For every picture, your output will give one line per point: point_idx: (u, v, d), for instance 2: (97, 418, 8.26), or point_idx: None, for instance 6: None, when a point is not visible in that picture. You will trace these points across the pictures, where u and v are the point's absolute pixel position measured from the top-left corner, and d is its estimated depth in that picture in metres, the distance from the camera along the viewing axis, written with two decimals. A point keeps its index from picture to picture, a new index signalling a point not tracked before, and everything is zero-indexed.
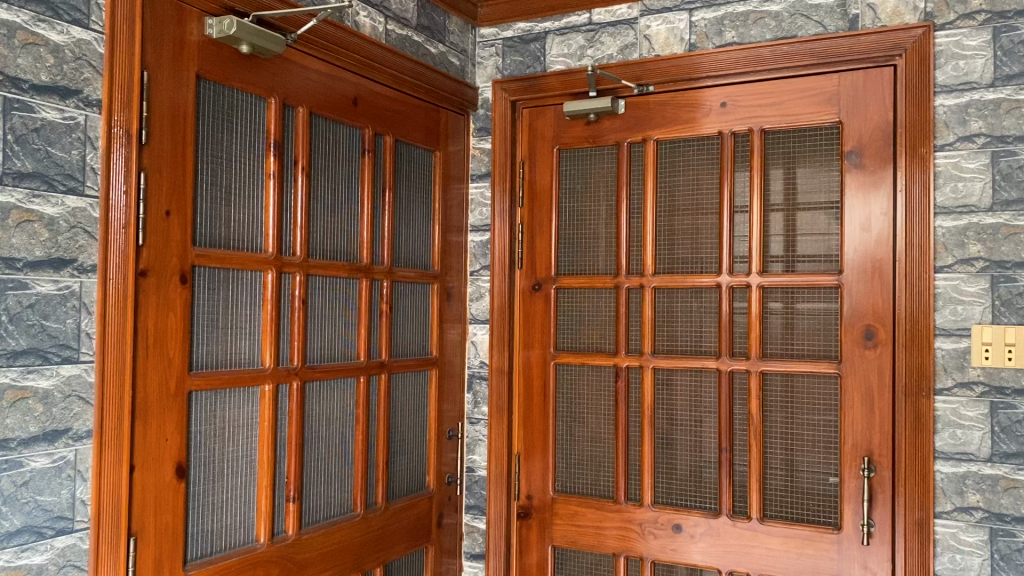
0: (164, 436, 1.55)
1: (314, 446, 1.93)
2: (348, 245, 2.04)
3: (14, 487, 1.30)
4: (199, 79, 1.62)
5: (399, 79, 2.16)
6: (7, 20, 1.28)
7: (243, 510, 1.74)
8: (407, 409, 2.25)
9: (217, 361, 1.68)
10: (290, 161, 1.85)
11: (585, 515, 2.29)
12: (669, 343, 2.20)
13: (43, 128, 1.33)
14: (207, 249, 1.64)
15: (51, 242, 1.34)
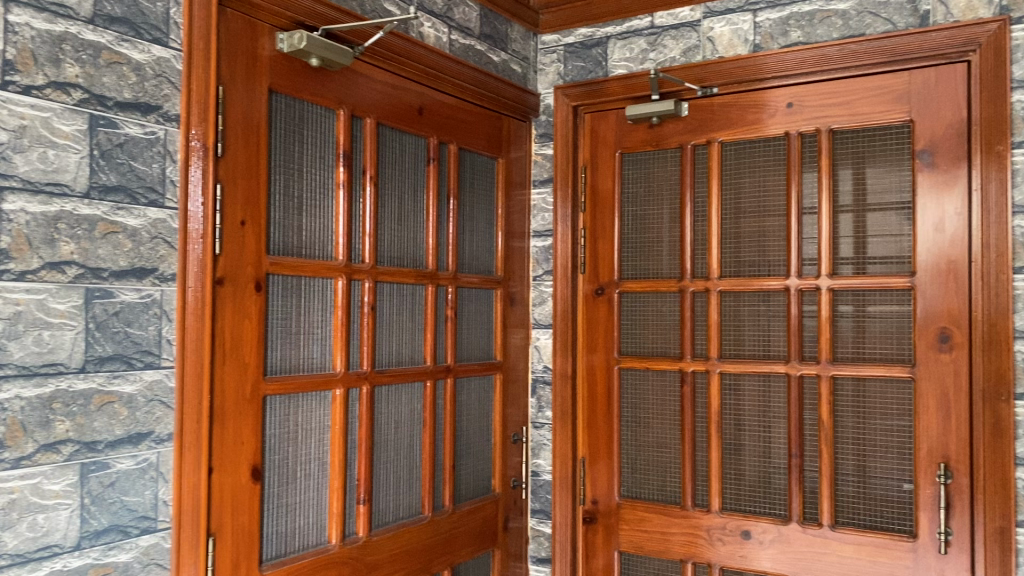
0: (241, 440, 1.60)
1: (383, 449, 1.96)
2: (414, 250, 2.07)
3: (102, 487, 1.35)
4: (271, 92, 1.67)
5: (462, 88, 2.19)
6: (93, 41, 1.34)
7: (316, 512, 1.78)
8: (473, 413, 2.27)
9: (290, 366, 1.72)
10: (358, 171, 1.90)
11: (651, 520, 2.28)
12: (736, 348, 2.18)
13: (126, 143, 1.39)
14: (280, 257, 1.69)
15: (134, 253, 1.39)
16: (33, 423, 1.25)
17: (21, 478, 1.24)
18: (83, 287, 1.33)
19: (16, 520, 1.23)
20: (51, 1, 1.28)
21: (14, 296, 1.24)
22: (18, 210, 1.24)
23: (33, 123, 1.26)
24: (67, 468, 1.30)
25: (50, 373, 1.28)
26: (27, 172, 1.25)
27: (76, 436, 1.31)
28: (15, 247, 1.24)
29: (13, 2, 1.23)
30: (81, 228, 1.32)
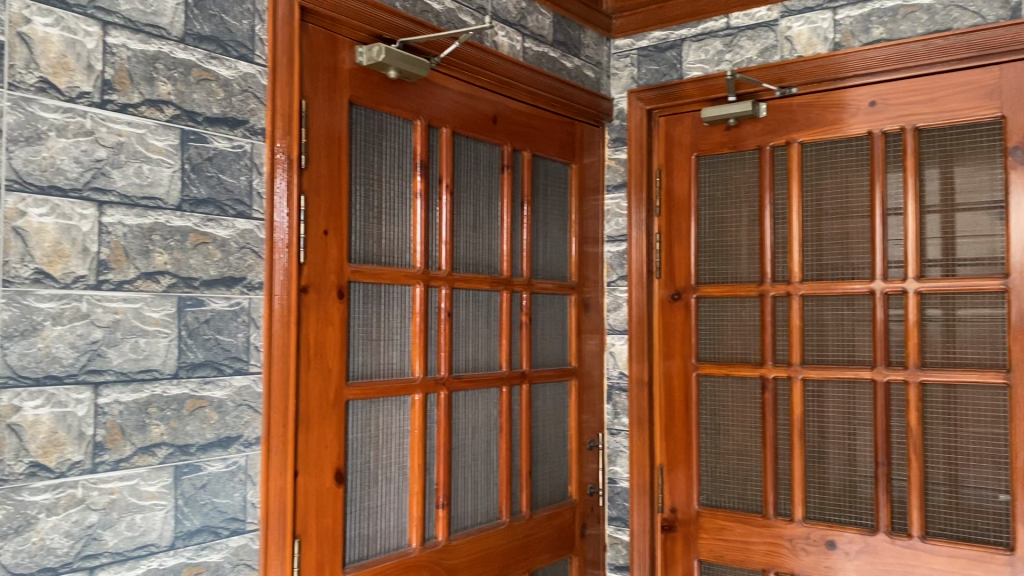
0: (324, 444, 1.63)
1: (462, 454, 1.98)
2: (489, 257, 2.09)
3: (194, 489, 1.40)
4: (352, 105, 1.72)
5: (535, 95, 2.20)
6: (184, 59, 1.39)
7: (397, 516, 1.81)
8: (549, 419, 2.28)
9: (371, 372, 1.76)
10: (434, 180, 1.93)
11: (732, 529, 2.24)
12: (819, 353, 2.13)
13: (215, 157, 1.44)
14: (361, 265, 1.73)
15: (224, 262, 1.44)
16: (130, 426, 1.31)
17: (120, 479, 1.29)
18: (176, 296, 1.38)
19: (116, 519, 1.29)
20: (145, 22, 1.34)
21: (113, 305, 1.29)
22: (116, 223, 1.30)
23: (129, 140, 1.32)
24: (162, 470, 1.35)
25: (146, 379, 1.33)
26: (124, 186, 1.31)
27: (169, 440, 1.36)
28: (113, 258, 1.29)
29: (111, 24, 1.30)
30: (174, 239, 1.37)
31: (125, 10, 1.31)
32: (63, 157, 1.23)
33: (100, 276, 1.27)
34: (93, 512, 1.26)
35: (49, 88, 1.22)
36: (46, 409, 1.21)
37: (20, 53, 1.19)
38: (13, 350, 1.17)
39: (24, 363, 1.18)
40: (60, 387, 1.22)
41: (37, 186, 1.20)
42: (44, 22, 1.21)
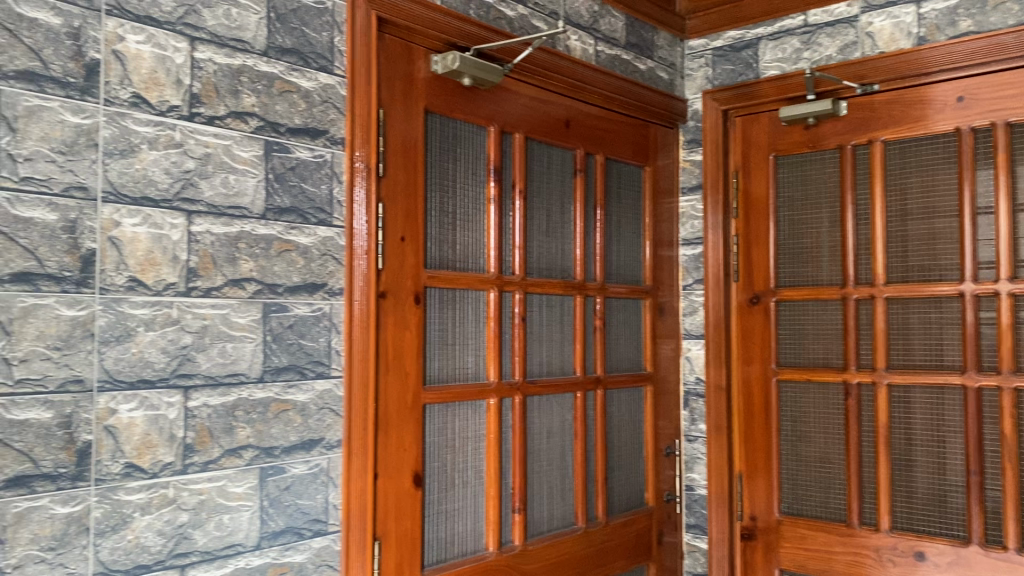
0: (403, 447, 1.66)
1: (537, 459, 1.98)
2: (562, 262, 2.09)
3: (279, 490, 1.43)
4: (427, 113, 1.74)
5: (608, 98, 2.19)
6: (267, 72, 1.43)
7: (473, 519, 1.82)
8: (624, 425, 2.26)
9: (447, 376, 1.77)
10: (508, 185, 1.94)
11: (815, 538, 2.18)
12: (905, 357, 2.06)
13: (297, 166, 1.47)
14: (437, 271, 1.75)
15: (306, 269, 1.48)
16: (218, 429, 1.35)
17: (209, 480, 1.33)
18: (261, 302, 1.42)
19: (205, 519, 1.33)
20: (231, 37, 1.39)
21: (202, 311, 1.33)
22: (204, 232, 1.34)
23: (216, 151, 1.36)
24: (248, 471, 1.39)
25: (233, 383, 1.37)
26: (212, 197, 1.35)
27: (255, 442, 1.40)
28: (202, 266, 1.34)
29: (198, 39, 1.34)
30: (259, 247, 1.41)
31: (211, 26, 1.36)
32: (154, 168, 1.28)
33: (190, 283, 1.32)
34: (184, 512, 1.30)
35: (141, 103, 1.27)
36: (140, 412, 1.25)
37: (115, 70, 1.24)
38: (109, 355, 1.22)
39: (120, 367, 1.23)
40: (152, 391, 1.27)
41: (131, 197, 1.25)
42: (136, 40, 1.27)
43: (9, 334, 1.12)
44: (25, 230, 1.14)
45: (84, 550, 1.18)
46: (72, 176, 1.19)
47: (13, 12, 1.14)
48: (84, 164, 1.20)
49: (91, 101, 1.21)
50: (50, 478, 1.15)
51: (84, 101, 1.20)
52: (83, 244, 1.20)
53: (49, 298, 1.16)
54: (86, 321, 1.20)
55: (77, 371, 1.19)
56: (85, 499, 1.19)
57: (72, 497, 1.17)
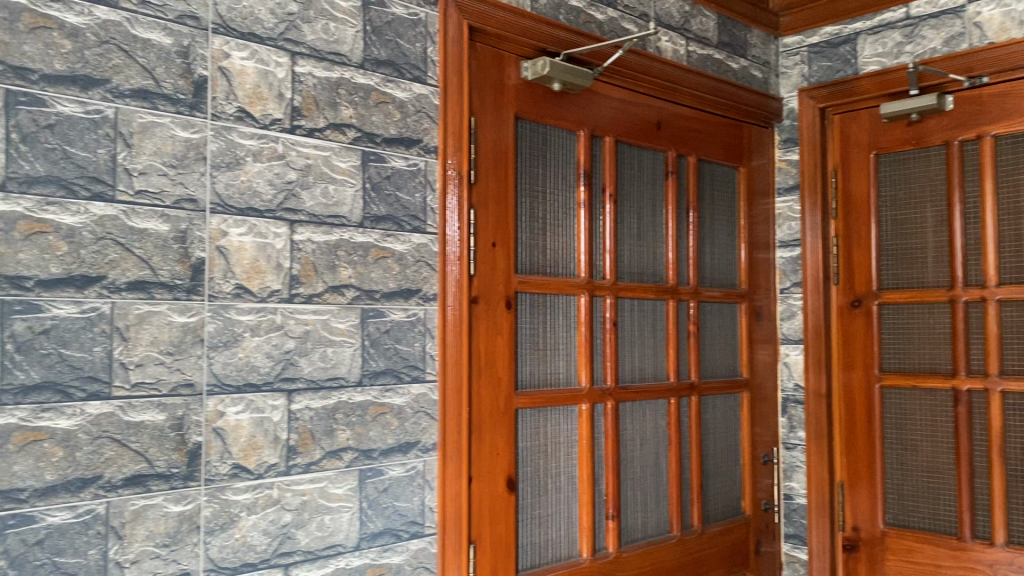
0: (496, 451, 1.67)
1: (630, 465, 1.97)
2: (654, 265, 2.07)
3: (377, 492, 1.46)
4: (517, 119, 1.75)
5: (700, 98, 2.16)
6: (363, 84, 1.47)
7: (567, 525, 1.81)
8: (719, 431, 2.22)
9: (539, 381, 1.77)
10: (598, 189, 1.93)
11: (923, 552, 2.09)
12: (1021, 362, 1.96)
13: (393, 175, 1.50)
14: (527, 275, 1.76)
15: (401, 275, 1.51)
16: (319, 431, 1.39)
17: (311, 482, 1.37)
18: (359, 308, 1.45)
19: (308, 520, 1.37)
20: (329, 50, 1.43)
21: (304, 317, 1.38)
22: (306, 240, 1.38)
23: (317, 162, 1.40)
24: (348, 473, 1.42)
25: (333, 387, 1.41)
26: (313, 207, 1.39)
27: (355, 444, 1.43)
28: (304, 273, 1.38)
29: (298, 54, 1.39)
30: (357, 254, 1.45)
31: (311, 40, 1.40)
32: (259, 179, 1.33)
33: (293, 290, 1.36)
34: (288, 512, 1.34)
35: (246, 117, 1.32)
36: (246, 415, 1.30)
37: (221, 86, 1.29)
38: (217, 359, 1.27)
39: (227, 371, 1.28)
40: (258, 394, 1.32)
41: (236, 208, 1.30)
42: (241, 56, 1.32)
43: (126, 339, 1.18)
44: (141, 241, 1.20)
45: (195, 547, 1.23)
46: (183, 189, 1.24)
47: (129, 34, 1.20)
48: (194, 176, 1.26)
49: (199, 116, 1.27)
50: (163, 477, 1.21)
51: (193, 116, 1.26)
52: (193, 254, 1.25)
53: (162, 305, 1.22)
54: (196, 327, 1.25)
55: (188, 375, 1.24)
56: (195, 498, 1.24)
57: (184, 496, 1.23)
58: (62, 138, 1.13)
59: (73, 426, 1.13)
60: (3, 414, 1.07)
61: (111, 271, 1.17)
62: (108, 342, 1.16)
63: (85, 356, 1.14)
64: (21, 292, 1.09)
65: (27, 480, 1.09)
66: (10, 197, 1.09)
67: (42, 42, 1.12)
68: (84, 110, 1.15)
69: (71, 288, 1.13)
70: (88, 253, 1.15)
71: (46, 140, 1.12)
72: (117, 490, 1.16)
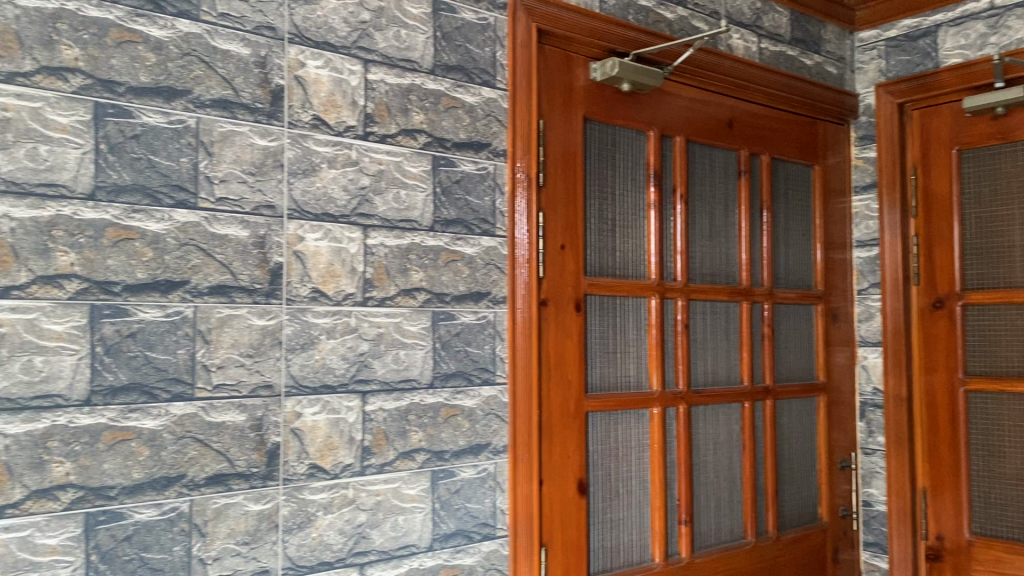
0: (567, 455, 1.67)
1: (703, 470, 1.94)
2: (726, 267, 2.03)
3: (449, 494, 1.47)
4: (586, 121, 1.75)
5: (773, 96, 2.12)
6: (434, 90, 1.49)
7: (639, 530, 1.80)
8: (795, 436, 2.17)
9: (609, 384, 1.77)
10: (669, 190, 1.91)
11: (1012, 563, 2.00)
12: None
13: (463, 179, 1.51)
14: (597, 278, 1.75)
15: (471, 278, 1.52)
16: (393, 432, 1.40)
17: (385, 482, 1.39)
18: (431, 311, 1.46)
19: (382, 520, 1.38)
20: (401, 57, 1.45)
21: (378, 320, 1.40)
22: (379, 245, 1.40)
23: (389, 167, 1.42)
24: (421, 474, 1.44)
25: (406, 388, 1.43)
26: (385, 211, 1.41)
27: (427, 446, 1.45)
28: (377, 277, 1.40)
29: (371, 62, 1.41)
30: (429, 257, 1.46)
31: (383, 48, 1.43)
32: (334, 186, 1.35)
33: (366, 294, 1.38)
34: (363, 512, 1.36)
35: (321, 124, 1.35)
36: (323, 416, 1.33)
37: (297, 94, 1.32)
38: (295, 361, 1.30)
39: (305, 373, 1.31)
40: (334, 396, 1.34)
41: (312, 214, 1.33)
42: (316, 65, 1.35)
43: (208, 342, 1.22)
44: (222, 246, 1.23)
45: (274, 545, 1.26)
46: (262, 196, 1.28)
47: (209, 45, 1.23)
48: (272, 184, 1.29)
49: (276, 124, 1.30)
50: (243, 476, 1.24)
51: (271, 125, 1.29)
52: (272, 258, 1.28)
53: (242, 308, 1.25)
54: (274, 330, 1.28)
55: (267, 377, 1.27)
56: (274, 497, 1.27)
57: (264, 495, 1.26)
58: (147, 148, 1.18)
59: (158, 426, 1.16)
60: (94, 415, 1.12)
61: (194, 276, 1.21)
62: (191, 344, 1.20)
63: (170, 358, 1.18)
64: (109, 297, 1.14)
65: (116, 478, 1.13)
66: (99, 206, 1.13)
67: (128, 56, 1.16)
68: (168, 120, 1.19)
69: (156, 293, 1.17)
70: (172, 259, 1.19)
71: (133, 150, 1.16)
72: (199, 489, 1.20)
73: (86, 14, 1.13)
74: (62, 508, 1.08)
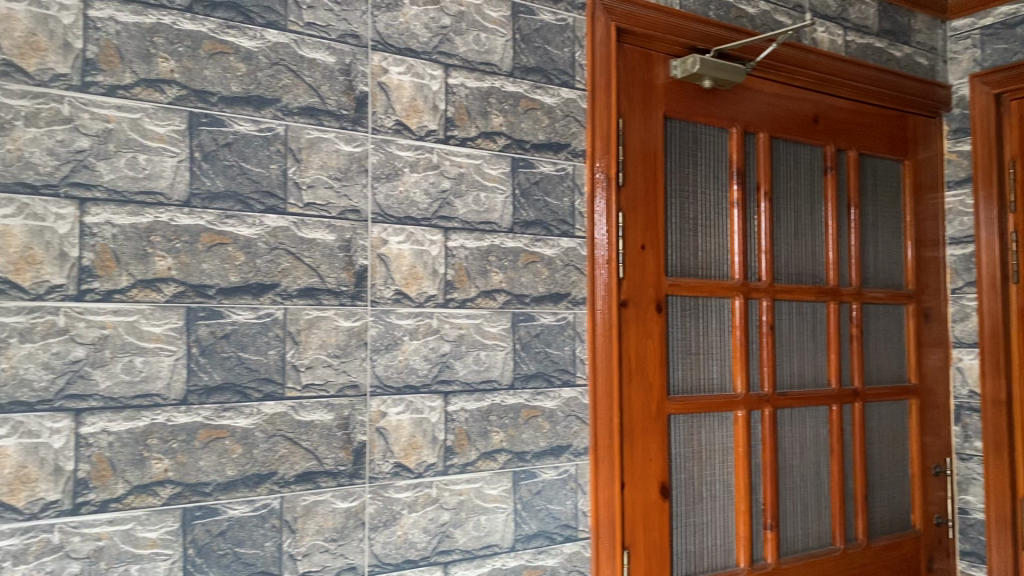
0: (649, 457, 1.65)
1: (789, 474, 1.89)
2: (813, 266, 1.98)
3: (531, 495, 1.47)
4: (667, 119, 1.73)
5: (860, 89, 2.06)
6: (514, 92, 1.49)
7: (723, 534, 1.77)
8: (886, 440, 2.10)
9: (692, 386, 1.74)
10: (752, 188, 1.87)
11: None
12: None
13: (542, 181, 1.51)
14: (679, 278, 1.73)
15: (551, 279, 1.52)
16: (475, 432, 1.42)
17: (467, 482, 1.40)
18: (511, 312, 1.47)
19: (465, 519, 1.40)
20: (480, 61, 1.46)
21: (459, 321, 1.41)
22: (459, 247, 1.42)
23: (469, 170, 1.43)
24: (502, 474, 1.44)
25: (487, 389, 1.43)
26: (466, 214, 1.43)
27: (508, 446, 1.45)
28: (458, 279, 1.41)
29: (451, 66, 1.43)
30: (508, 259, 1.47)
31: (463, 52, 1.44)
32: (416, 189, 1.37)
33: (447, 295, 1.40)
34: (446, 511, 1.38)
35: (403, 129, 1.37)
36: (407, 415, 1.35)
37: (381, 100, 1.35)
38: (379, 362, 1.32)
39: (389, 373, 1.33)
40: (417, 396, 1.36)
41: (395, 217, 1.35)
42: (398, 71, 1.37)
43: (297, 343, 1.25)
44: (310, 250, 1.26)
45: (360, 542, 1.29)
46: (347, 201, 1.31)
47: (296, 54, 1.27)
48: (357, 189, 1.32)
49: (361, 130, 1.32)
50: (331, 474, 1.27)
51: (356, 131, 1.32)
52: (357, 261, 1.31)
53: (329, 311, 1.28)
54: (360, 331, 1.31)
55: (353, 377, 1.30)
56: (360, 495, 1.29)
57: (351, 493, 1.28)
58: (239, 156, 1.21)
59: (250, 424, 1.20)
60: (190, 413, 1.16)
61: (283, 279, 1.24)
62: (282, 345, 1.24)
63: (262, 358, 1.22)
64: (204, 300, 1.18)
65: (211, 475, 1.17)
66: (194, 212, 1.17)
67: (220, 67, 1.20)
68: (258, 128, 1.23)
69: (249, 295, 1.21)
70: (263, 262, 1.22)
71: (225, 158, 1.20)
72: (289, 486, 1.23)
73: (182, 27, 1.18)
74: (161, 503, 1.13)
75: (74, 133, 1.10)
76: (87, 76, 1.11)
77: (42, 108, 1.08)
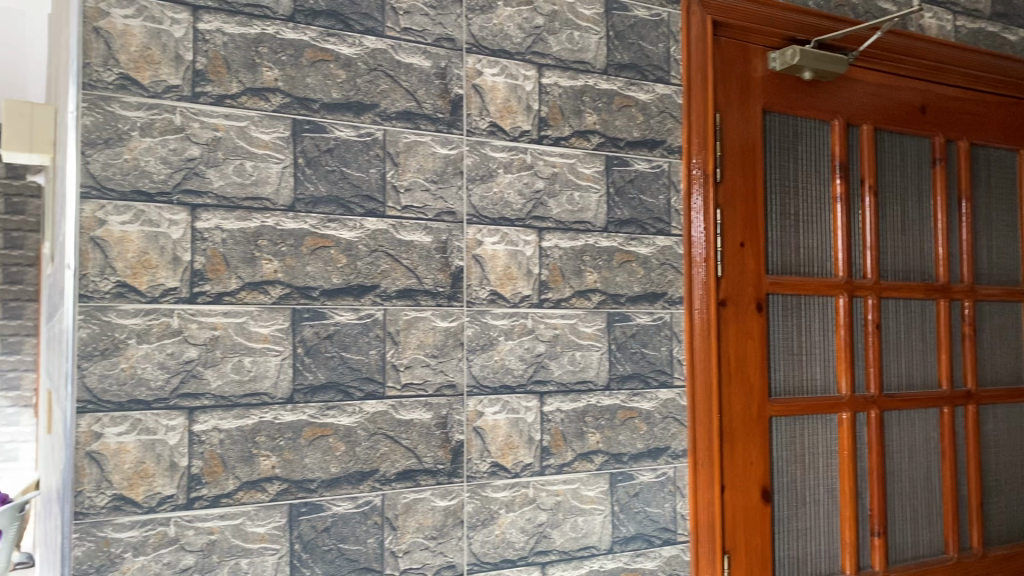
0: (750, 460, 1.61)
1: (898, 478, 1.82)
2: (921, 262, 1.90)
3: (629, 496, 1.46)
4: (766, 112, 1.68)
5: (971, 76, 1.96)
6: (607, 90, 1.48)
7: (828, 540, 1.71)
8: (1002, 444, 2.00)
9: (794, 388, 1.69)
10: (856, 182, 1.81)
11: None
12: None
13: (636, 178, 1.50)
14: (780, 276, 1.68)
15: (646, 278, 1.50)
16: (571, 433, 1.41)
17: (564, 482, 1.40)
18: (605, 312, 1.46)
19: (562, 520, 1.39)
20: (574, 59, 1.45)
21: (554, 321, 1.41)
22: (554, 247, 1.41)
23: (563, 170, 1.43)
24: (599, 476, 1.43)
25: (583, 390, 1.43)
26: (560, 214, 1.42)
27: (604, 448, 1.44)
28: (552, 279, 1.41)
29: (545, 66, 1.42)
30: (602, 259, 1.46)
31: (557, 51, 1.44)
32: (510, 190, 1.38)
33: (542, 295, 1.40)
34: (543, 511, 1.37)
35: (498, 130, 1.37)
36: (503, 415, 1.35)
37: (475, 102, 1.36)
38: (476, 362, 1.33)
39: (485, 373, 1.34)
40: (513, 396, 1.36)
41: (490, 218, 1.36)
42: (492, 73, 1.37)
43: (396, 343, 1.27)
44: (408, 252, 1.28)
45: (459, 540, 1.30)
46: (443, 203, 1.32)
47: (393, 59, 1.29)
48: (452, 190, 1.33)
49: (457, 132, 1.34)
50: (430, 473, 1.28)
51: (451, 133, 1.33)
52: (453, 263, 1.32)
53: (427, 311, 1.29)
54: (456, 331, 1.32)
55: (450, 376, 1.31)
56: (459, 494, 1.30)
57: (449, 491, 1.30)
58: (340, 161, 1.24)
59: (353, 423, 1.23)
60: (296, 412, 1.19)
61: (383, 280, 1.26)
62: (382, 345, 1.26)
63: (363, 358, 1.24)
64: (308, 301, 1.21)
65: (316, 472, 1.20)
66: (298, 216, 1.21)
67: (321, 74, 1.23)
68: (358, 133, 1.26)
69: (350, 297, 1.24)
70: (363, 264, 1.25)
71: (327, 163, 1.23)
72: (390, 484, 1.25)
73: (285, 36, 1.21)
74: (269, 499, 1.16)
75: (186, 142, 1.14)
76: (197, 86, 1.15)
77: (156, 118, 1.12)
